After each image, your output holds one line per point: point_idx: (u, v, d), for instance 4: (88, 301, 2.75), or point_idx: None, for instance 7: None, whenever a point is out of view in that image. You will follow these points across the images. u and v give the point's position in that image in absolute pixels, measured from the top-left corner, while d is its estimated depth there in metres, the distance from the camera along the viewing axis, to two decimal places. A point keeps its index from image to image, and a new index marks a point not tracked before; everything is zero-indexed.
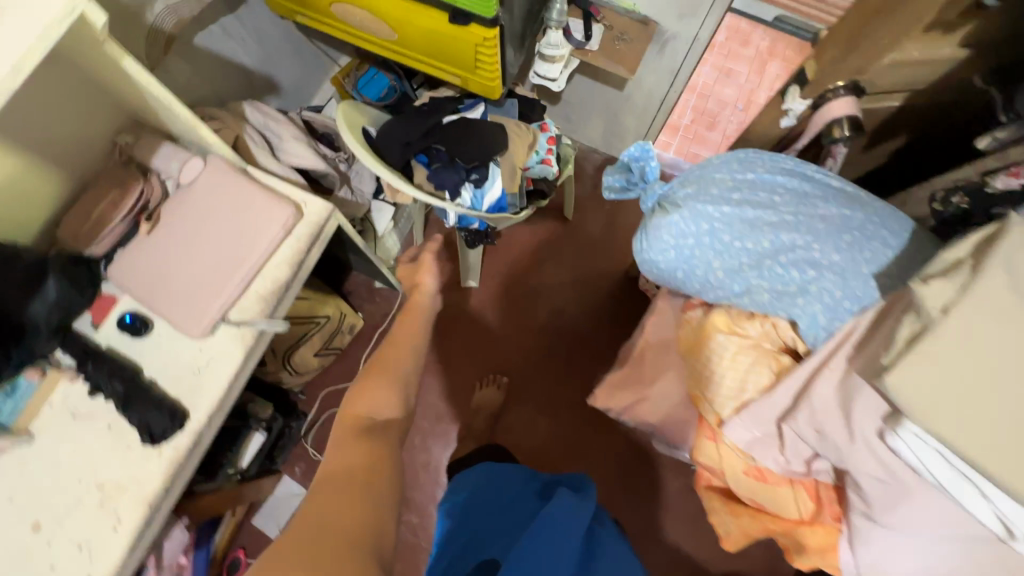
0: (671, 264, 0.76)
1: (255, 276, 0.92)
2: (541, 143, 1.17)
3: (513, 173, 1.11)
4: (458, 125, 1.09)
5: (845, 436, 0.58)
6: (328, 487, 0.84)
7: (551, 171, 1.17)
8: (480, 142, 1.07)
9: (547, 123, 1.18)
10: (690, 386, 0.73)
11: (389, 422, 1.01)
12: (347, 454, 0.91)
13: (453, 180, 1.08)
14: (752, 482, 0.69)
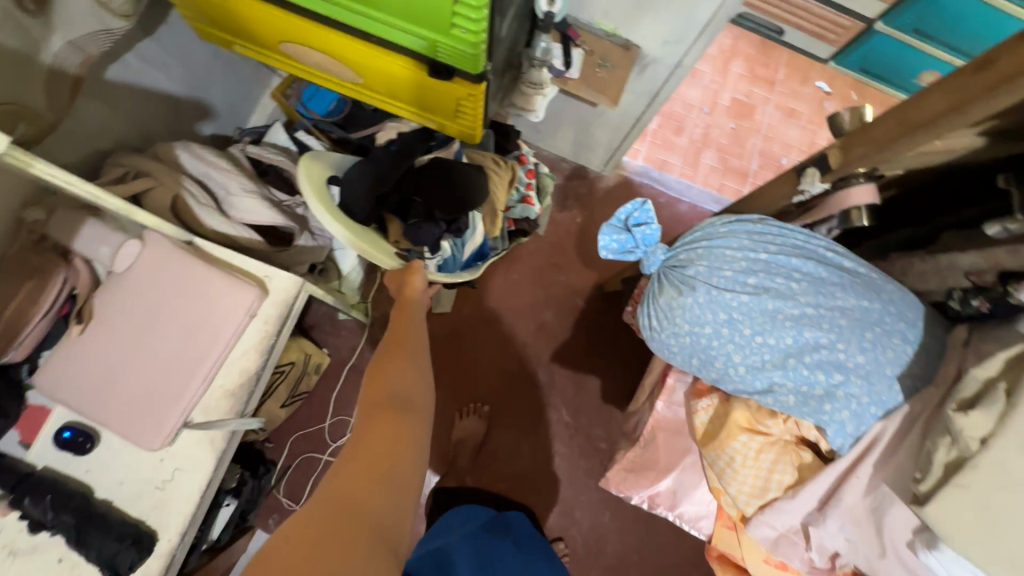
0: (685, 349, 0.73)
1: (218, 370, 0.80)
2: (522, 178, 1.15)
3: (494, 220, 1.04)
4: (435, 171, 0.94)
5: (875, 547, 0.58)
6: (356, 443, 0.69)
7: (532, 210, 1.15)
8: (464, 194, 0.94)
9: (525, 155, 1.17)
10: (708, 477, 0.71)
11: (421, 373, 0.82)
12: (377, 399, 0.75)
13: (432, 235, 0.93)
14: (773, 570, 0.69)
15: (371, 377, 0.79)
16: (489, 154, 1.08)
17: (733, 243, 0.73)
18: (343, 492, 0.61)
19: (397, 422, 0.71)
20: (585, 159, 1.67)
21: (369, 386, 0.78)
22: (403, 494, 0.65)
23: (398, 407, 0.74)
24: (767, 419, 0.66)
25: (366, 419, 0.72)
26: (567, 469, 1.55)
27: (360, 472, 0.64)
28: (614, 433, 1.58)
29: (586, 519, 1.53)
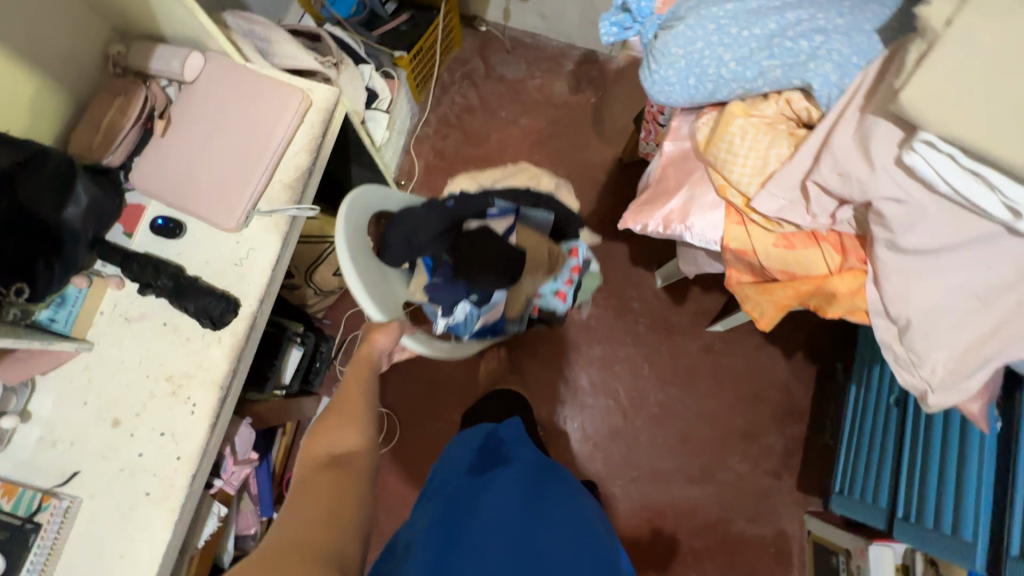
0: (681, 77, 0.76)
1: (278, 164, 0.93)
2: (563, 271, 1.20)
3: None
4: (480, 244, 1.01)
5: (865, 169, 0.64)
6: (291, 508, 0.61)
7: (559, 304, 1.21)
8: (491, 275, 1.01)
9: (576, 250, 1.20)
10: (714, 179, 0.77)
11: (365, 432, 0.73)
12: (315, 463, 0.67)
13: (451, 300, 1.03)
14: (782, 253, 0.75)
15: (310, 440, 0.70)
16: (546, 242, 1.13)
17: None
18: (276, 549, 0.55)
19: (339, 485, 0.64)
20: (593, 42, 1.73)
21: (308, 451, 0.69)
22: (345, 552, 0.57)
23: (336, 465, 0.67)
24: (761, 103, 0.74)
25: (304, 482, 0.65)
26: (604, 330, 1.62)
27: (298, 527, 0.58)
28: (646, 293, 1.63)
29: (626, 374, 1.60)
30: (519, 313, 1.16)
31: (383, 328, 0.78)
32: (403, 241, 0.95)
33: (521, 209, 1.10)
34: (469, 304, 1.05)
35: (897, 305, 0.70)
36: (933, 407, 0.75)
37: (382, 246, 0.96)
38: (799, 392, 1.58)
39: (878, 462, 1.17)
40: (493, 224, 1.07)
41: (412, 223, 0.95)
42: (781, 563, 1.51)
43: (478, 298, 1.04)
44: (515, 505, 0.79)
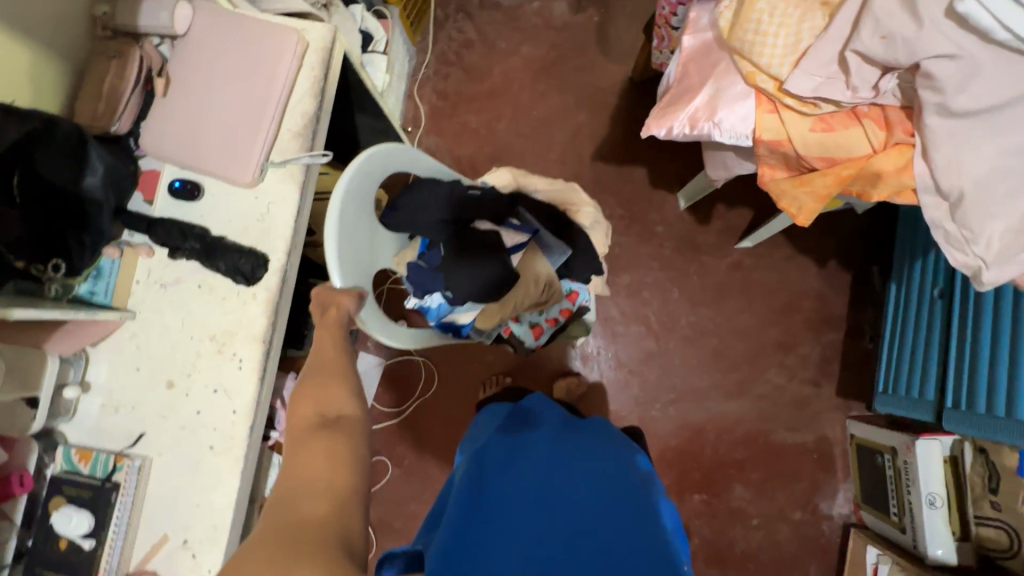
0: None
1: (283, 113, 0.91)
2: (553, 309, 1.13)
3: (489, 318, 1.02)
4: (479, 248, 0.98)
5: (912, 28, 0.61)
6: (287, 482, 0.57)
7: (529, 338, 1.14)
8: (468, 280, 0.99)
9: (576, 295, 1.12)
10: (741, 67, 0.72)
11: (354, 389, 0.69)
12: (302, 430, 0.62)
13: (426, 287, 1.00)
14: (820, 137, 0.71)
15: (292, 411, 0.66)
16: (547, 268, 1.01)
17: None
18: (280, 524, 0.52)
19: (333, 450, 0.59)
20: None
21: (292, 421, 0.64)
22: (350, 518, 0.53)
23: (327, 427, 0.62)
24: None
25: (295, 453, 0.60)
26: (629, 258, 1.60)
27: (299, 497, 0.54)
28: (669, 217, 1.59)
29: (655, 300, 1.59)
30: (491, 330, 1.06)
31: (348, 293, 0.80)
32: (409, 209, 0.97)
33: (541, 232, 1.05)
34: (442, 297, 1.03)
35: (949, 177, 0.66)
36: (988, 285, 0.69)
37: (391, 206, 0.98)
38: (834, 299, 1.55)
39: (922, 354, 1.15)
40: (505, 234, 1.05)
41: (427, 195, 0.97)
42: (824, 467, 1.53)
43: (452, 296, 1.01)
44: (546, 447, 0.82)
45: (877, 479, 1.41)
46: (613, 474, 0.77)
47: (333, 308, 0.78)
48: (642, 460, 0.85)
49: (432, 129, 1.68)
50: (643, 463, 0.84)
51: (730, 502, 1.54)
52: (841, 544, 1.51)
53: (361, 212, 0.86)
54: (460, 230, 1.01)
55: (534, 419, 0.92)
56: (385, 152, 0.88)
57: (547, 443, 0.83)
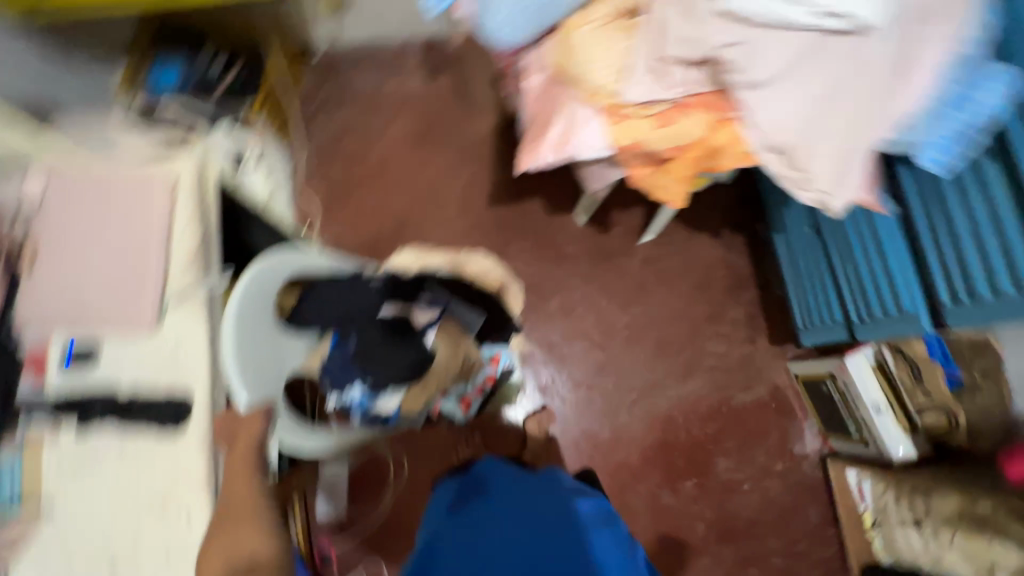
0: (515, 13, 0.83)
1: (171, 247, 0.89)
2: (477, 376, 1.16)
3: (415, 399, 1.03)
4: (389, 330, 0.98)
5: (694, 30, 0.73)
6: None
7: (460, 410, 1.16)
8: (383, 367, 0.97)
9: (496, 358, 1.16)
10: (581, 93, 0.83)
11: (265, 525, 0.72)
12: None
13: (344, 384, 0.97)
14: (662, 132, 0.82)
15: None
16: (463, 338, 1.08)
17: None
18: None
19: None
20: (429, 26, 1.74)
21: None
22: None
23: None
24: (587, 13, 0.82)
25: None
26: (552, 282, 1.68)
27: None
28: (575, 234, 1.69)
29: (588, 313, 1.66)
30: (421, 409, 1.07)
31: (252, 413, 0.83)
32: (311, 307, 1.01)
33: (450, 304, 1.08)
34: (362, 390, 0.98)
35: (774, 135, 0.77)
36: (837, 210, 0.83)
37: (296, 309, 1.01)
38: (737, 261, 1.70)
39: (819, 286, 1.30)
40: (414, 313, 1.04)
41: (327, 290, 1.01)
42: (783, 412, 1.64)
43: (371, 385, 0.97)
44: (493, 526, 0.85)
45: (829, 409, 1.52)
46: (551, 524, 0.83)
47: (244, 431, 0.81)
48: (587, 502, 0.88)
49: (329, 219, 1.69)
50: (587, 506, 0.88)
51: (718, 476, 1.60)
52: (824, 478, 1.60)
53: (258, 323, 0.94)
54: (366, 317, 0.99)
55: (483, 489, 0.94)
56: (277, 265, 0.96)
57: (496, 523, 0.85)
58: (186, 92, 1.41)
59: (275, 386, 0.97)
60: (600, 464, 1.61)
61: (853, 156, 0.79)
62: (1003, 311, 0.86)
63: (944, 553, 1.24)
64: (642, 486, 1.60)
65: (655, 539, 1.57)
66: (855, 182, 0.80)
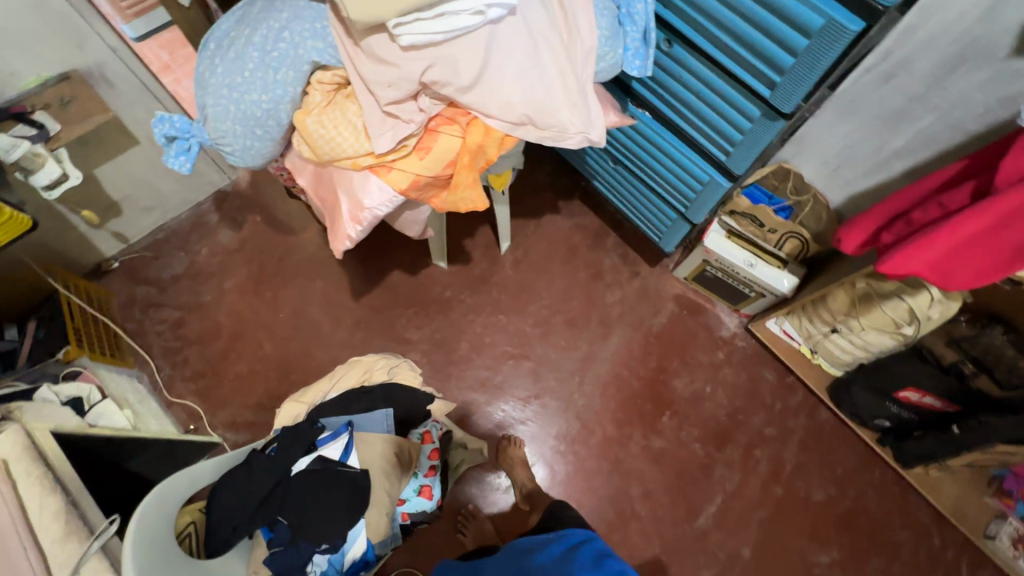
0: (250, 133, 0.88)
1: (34, 533, 0.79)
2: (422, 461, 1.08)
3: (377, 526, 0.97)
4: (310, 486, 0.91)
5: (395, 69, 0.80)
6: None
7: (427, 503, 1.06)
8: (328, 521, 0.90)
9: (427, 433, 1.10)
10: (344, 164, 0.88)
11: None
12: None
13: (300, 564, 0.91)
14: (429, 158, 0.89)
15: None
16: (390, 441, 1.00)
17: (202, 52, 0.88)
18: None
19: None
20: (209, 184, 1.74)
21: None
22: None
23: None
24: (309, 99, 0.87)
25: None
26: (452, 330, 1.71)
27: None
28: (446, 279, 1.75)
29: (498, 335, 1.71)
30: (388, 530, 1.00)
31: None
32: (221, 518, 0.87)
33: (353, 420, 1.01)
34: (323, 553, 0.94)
35: (511, 114, 0.89)
36: (599, 138, 0.97)
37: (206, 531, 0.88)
38: (585, 220, 1.86)
39: (645, 200, 1.46)
40: (328, 451, 0.97)
41: (229, 491, 0.87)
42: (695, 312, 1.78)
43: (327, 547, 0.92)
44: None
45: (723, 287, 1.68)
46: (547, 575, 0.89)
47: None
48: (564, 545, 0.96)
49: (214, 405, 1.59)
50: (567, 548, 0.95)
51: (683, 396, 1.69)
52: (758, 343, 1.76)
53: (182, 563, 0.78)
54: (282, 489, 0.91)
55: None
56: (168, 488, 0.80)
57: None
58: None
59: None
60: (588, 454, 1.63)
61: (580, 95, 0.93)
62: (756, 143, 1.04)
63: (865, 338, 1.44)
64: (633, 447, 1.64)
65: (671, 483, 1.61)
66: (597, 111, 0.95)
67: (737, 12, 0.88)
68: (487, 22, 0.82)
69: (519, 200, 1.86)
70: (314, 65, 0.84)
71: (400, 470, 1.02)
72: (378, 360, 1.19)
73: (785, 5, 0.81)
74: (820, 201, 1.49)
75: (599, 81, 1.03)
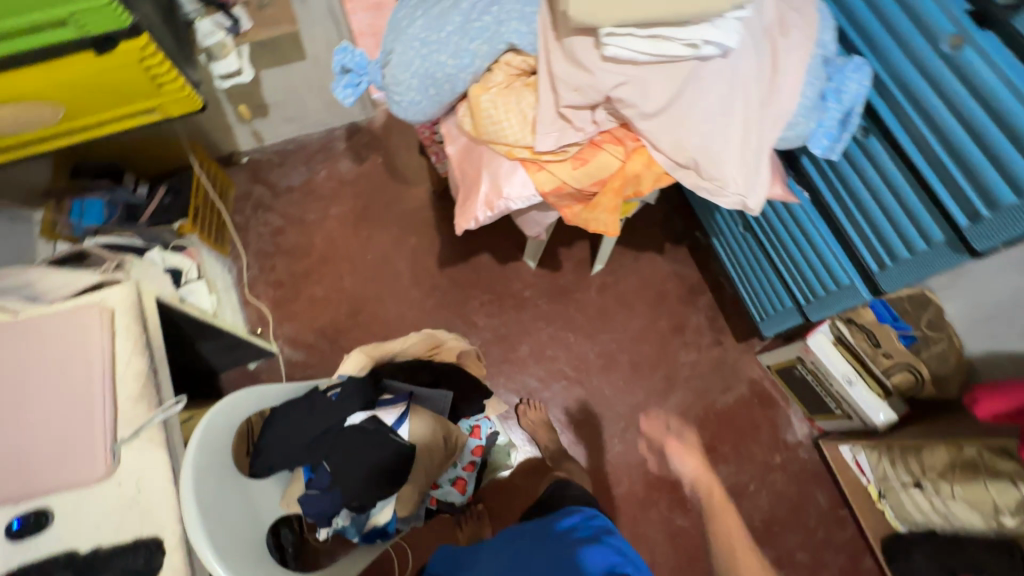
0: (423, 91, 0.88)
1: (115, 385, 0.85)
2: (464, 455, 1.08)
3: (407, 501, 0.97)
4: (357, 441, 0.93)
5: (586, 76, 0.78)
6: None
7: (458, 496, 1.06)
8: (365, 481, 0.92)
9: (477, 430, 1.09)
10: (499, 148, 0.87)
11: None
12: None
13: (329, 512, 0.92)
14: (582, 171, 0.87)
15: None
16: (441, 421, 1.03)
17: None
18: None
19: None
20: (349, 114, 1.80)
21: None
22: None
23: None
24: (490, 77, 0.86)
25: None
26: (517, 330, 1.69)
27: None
28: (529, 279, 1.73)
29: (560, 352, 1.68)
30: (415, 508, 1.01)
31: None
32: (274, 444, 0.90)
33: (416, 391, 1.04)
34: (352, 510, 0.95)
35: (681, 153, 0.84)
36: (756, 207, 0.90)
37: (257, 450, 0.90)
38: (685, 270, 1.78)
39: (764, 277, 1.37)
40: (383, 415, 1.00)
41: (291, 419, 0.93)
42: (767, 404, 1.67)
43: (358, 506, 0.93)
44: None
45: (807, 391, 1.56)
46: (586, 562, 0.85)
47: None
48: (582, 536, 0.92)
49: (282, 315, 1.66)
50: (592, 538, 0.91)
51: (723, 483, 1.59)
52: (822, 461, 1.62)
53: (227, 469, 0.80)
54: (335, 436, 0.94)
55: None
56: (228, 407, 0.84)
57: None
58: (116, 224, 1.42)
59: (253, 546, 0.80)
60: (606, 502, 1.57)
61: (757, 158, 0.87)
62: (924, 267, 0.93)
63: (951, 508, 1.28)
64: (653, 513, 1.57)
65: (679, 564, 1.53)
66: (767, 180, 0.89)
67: (967, 127, 0.79)
68: (695, 57, 0.77)
69: (627, 227, 1.81)
70: (508, 47, 0.83)
71: (444, 454, 1.02)
72: (450, 338, 1.21)
73: None
74: (955, 344, 1.33)
75: (777, 148, 0.96)
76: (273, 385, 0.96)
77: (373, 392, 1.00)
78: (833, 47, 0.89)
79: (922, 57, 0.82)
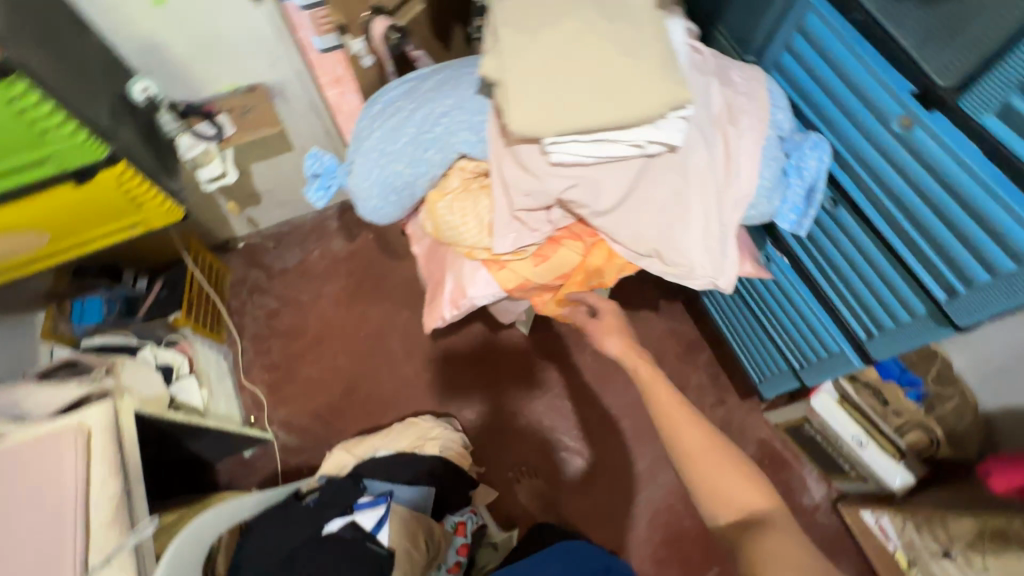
0: (383, 197, 0.90)
1: (88, 510, 0.84)
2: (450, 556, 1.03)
3: None
4: (333, 548, 0.88)
5: (536, 181, 0.79)
6: (698, 481, 0.74)
7: None
8: None
9: (463, 528, 1.05)
10: (460, 249, 0.88)
11: None
12: (734, 533, 0.71)
13: None
14: (544, 267, 0.87)
15: (682, 442, 0.76)
16: (425, 520, 1.00)
17: (369, 109, 0.91)
18: None
19: (750, 470, 0.74)
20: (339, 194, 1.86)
21: (679, 450, 0.77)
22: None
23: None
24: (446, 182, 0.88)
25: (700, 479, 0.74)
26: (514, 400, 1.66)
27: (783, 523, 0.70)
28: (523, 346, 1.72)
29: (558, 421, 1.64)
30: None
31: None
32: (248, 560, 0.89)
33: (396, 489, 1.03)
34: None
35: (642, 244, 0.84)
36: (727, 287, 0.89)
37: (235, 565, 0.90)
38: (682, 327, 1.74)
39: (757, 340, 1.33)
40: (363, 518, 0.96)
41: (268, 529, 0.92)
42: (777, 466, 1.59)
43: None
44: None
45: (819, 452, 1.49)
46: None
47: None
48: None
49: (279, 398, 1.67)
50: None
51: None
52: (844, 526, 1.52)
53: None
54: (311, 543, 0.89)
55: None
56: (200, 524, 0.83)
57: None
58: (111, 322, 1.45)
59: None
60: None
61: (720, 243, 0.86)
62: (911, 339, 0.90)
63: None
64: None
65: None
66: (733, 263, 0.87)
67: (927, 201, 0.77)
68: (643, 156, 0.78)
69: (619, 286, 1.79)
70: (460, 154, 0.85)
71: (428, 559, 0.97)
72: (435, 426, 1.21)
73: (997, 224, 0.69)
74: (969, 400, 1.27)
75: (744, 225, 0.95)
76: (253, 492, 0.98)
77: (355, 493, 0.99)
78: (789, 125, 0.89)
79: (870, 134, 0.82)
